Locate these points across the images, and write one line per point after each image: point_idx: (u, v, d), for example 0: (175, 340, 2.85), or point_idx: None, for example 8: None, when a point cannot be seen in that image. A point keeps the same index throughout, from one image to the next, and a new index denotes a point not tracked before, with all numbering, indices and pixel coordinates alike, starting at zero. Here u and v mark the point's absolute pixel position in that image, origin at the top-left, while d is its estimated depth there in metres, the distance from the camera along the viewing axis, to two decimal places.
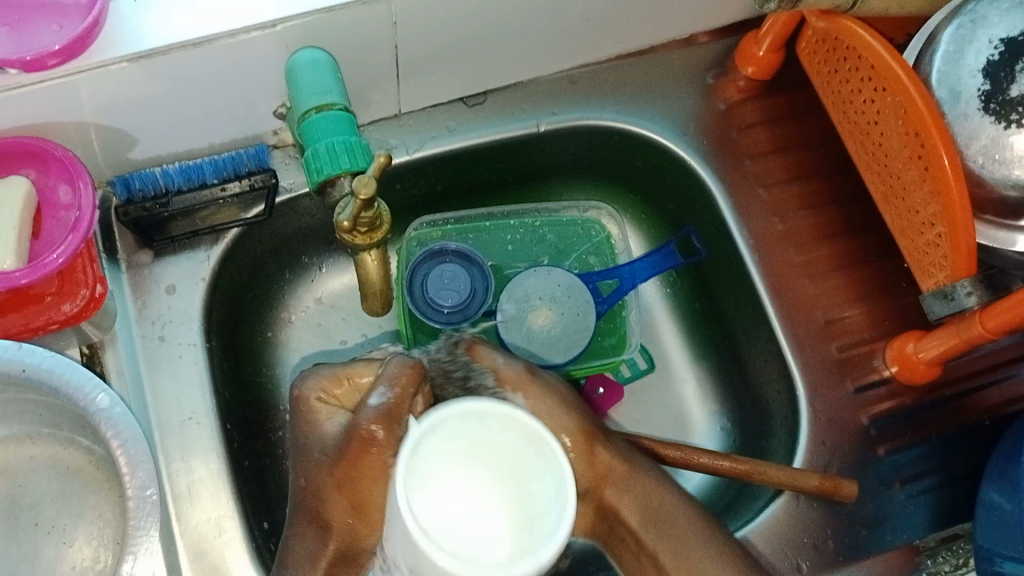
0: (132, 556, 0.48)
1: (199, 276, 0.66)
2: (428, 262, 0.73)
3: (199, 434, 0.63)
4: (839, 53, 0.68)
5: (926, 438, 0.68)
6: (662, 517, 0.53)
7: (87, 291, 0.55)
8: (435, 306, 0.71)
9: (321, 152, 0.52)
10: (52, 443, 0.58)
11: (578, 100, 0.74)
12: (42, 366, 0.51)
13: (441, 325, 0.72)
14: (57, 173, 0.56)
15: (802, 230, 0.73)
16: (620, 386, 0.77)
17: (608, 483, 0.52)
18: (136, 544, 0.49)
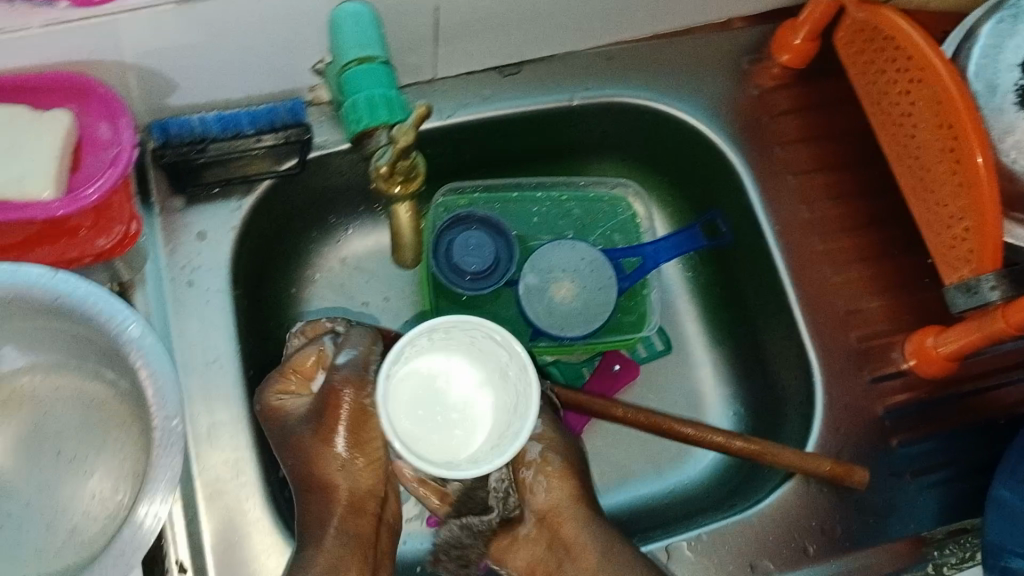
0: (154, 485, 0.49)
1: (230, 225, 0.67)
2: (456, 229, 0.73)
3: (221, 378, 0.64)
4: (876, 44, 0.68)
5: (939, 432, 0.68)
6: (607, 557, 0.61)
7: (123, 228, 0.57)
8: (459, 271, 0.72)
9: (360, 102, 0.54)
10: (77, 376, 0.58)
11: (612, 77, 0.74)
12: (75, 295, 0.51)
13: (463, 290, 0.73)
14: (96, 110, 0.57)
15: (828, 219, 0.73)
16: (636, 364, 0.78)
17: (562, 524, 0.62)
18: (158, 474, 0.50)
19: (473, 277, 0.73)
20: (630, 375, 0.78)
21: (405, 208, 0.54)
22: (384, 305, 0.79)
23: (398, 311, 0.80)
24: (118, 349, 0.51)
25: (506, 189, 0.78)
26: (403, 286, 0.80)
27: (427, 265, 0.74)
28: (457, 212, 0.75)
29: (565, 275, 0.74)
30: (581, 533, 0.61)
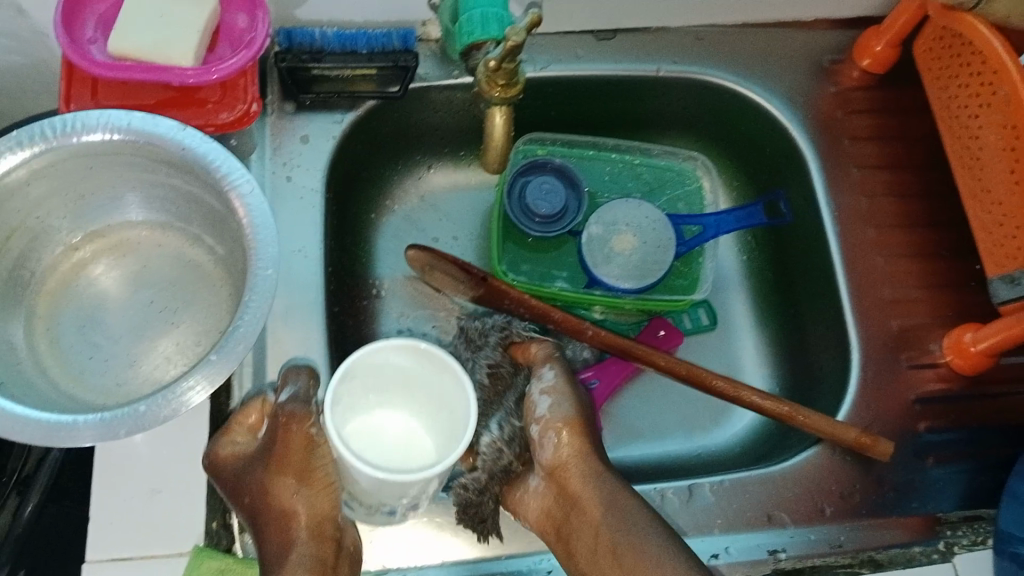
0: None
1: (332, 135, 0.74)
2: (532, 174, 0.79)
3: (303, 266, 0.69)
4: (954, 51, 0.72)
5: (967, 424, 0.71)
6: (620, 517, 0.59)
7: (244, 107, 0.62)
8: (529, 212, 0.77)
9: (474, 17, 0.59)
10: (180, 237, 0.65)
11: (700, 55, 0.79)
12: (198, 150, 0.57)
13: (530, 231, 0.78)
14: (238, 4, 0.64)
15: (885, 213, 0.77)
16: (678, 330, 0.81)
17: (569, 473, 0.62)
18: None
19: (542, 220, 0.78)
20: (673, 341, 0.80)
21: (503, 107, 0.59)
22: (453, 244, 0.85)
23: (465, 250, 0.85)
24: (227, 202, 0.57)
25: (583, 148, 0.83)
26: (473, 229, 0.86)
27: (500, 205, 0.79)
28: (535, 159, 0.80)
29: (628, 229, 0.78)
30: (585, 492, 0.61)
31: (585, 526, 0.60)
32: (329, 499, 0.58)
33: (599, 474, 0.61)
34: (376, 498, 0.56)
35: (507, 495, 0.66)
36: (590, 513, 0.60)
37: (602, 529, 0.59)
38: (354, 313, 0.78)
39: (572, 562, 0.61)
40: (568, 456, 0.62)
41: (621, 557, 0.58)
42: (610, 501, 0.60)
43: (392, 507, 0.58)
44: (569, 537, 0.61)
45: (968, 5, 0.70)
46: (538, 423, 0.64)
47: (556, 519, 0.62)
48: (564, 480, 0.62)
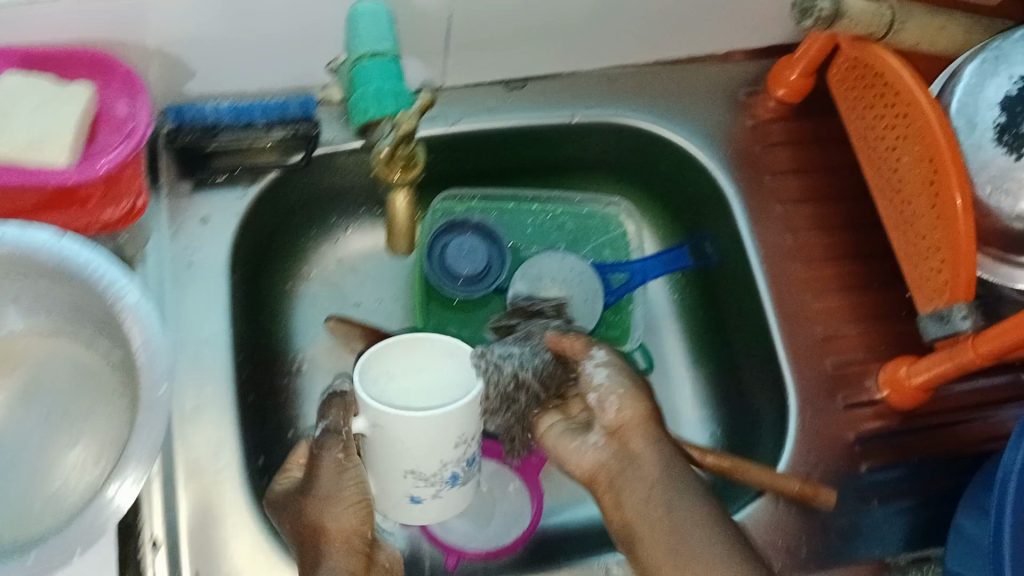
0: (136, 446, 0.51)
1: (234, 213, 0.69)
2: (452, 233, 0.75)
3: (210, 358, 0.66)
4: (867, 82, 0.71)
5: (906, 459, 0.70)
6: (668, 492, 0.56)
7: (131, 202, 0.59)
8: (451, 273, 0.74)
9: (368, 93, 0.55)
10: (72, 343, 0.61)
11: (612, 98, 0.78)
12: (77, 260, 0.53)
13: (455, 292, 0.74)
14: (117, 88, 0.59)
15: (810, 247, 0.76)
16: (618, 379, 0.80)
17: (631, 436, 0.58)
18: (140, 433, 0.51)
19: (466, 280, 0.74)
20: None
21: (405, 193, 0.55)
22: (377, 307, 0.81)
23: (389, 313, 0.81)
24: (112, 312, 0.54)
25: (503, 200, 0.80)
26: (397, 289, 0.82)
27: (423, 267, 0.76)
28: (453, 218, 0.77)
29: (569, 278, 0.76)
30: (641, 450, 0.58)
31: (625, 488, 0.57)
32: (362, 512, 0.56)
33: (649, 432, 0.58)
34: (435, 461, 0.54)
35: (563, 451, 0.61)
36: (647, 476, 0.57)
37: (643, 519, 0.56)
38: (273, 394, 0.74)
39: (621, 529, 0.57)
40: (616, 417, 0.59)
41: (671, 535, 0.54)
42: (666, 465, 0.57)
43: (455, 470, 0.56)
44: (617, 499, 0.57)
45: (876, 35, 0.68)
46: (594, 392, 0.60)
47: (602, 475, 0.59)
48: (619, 444, 0.59)
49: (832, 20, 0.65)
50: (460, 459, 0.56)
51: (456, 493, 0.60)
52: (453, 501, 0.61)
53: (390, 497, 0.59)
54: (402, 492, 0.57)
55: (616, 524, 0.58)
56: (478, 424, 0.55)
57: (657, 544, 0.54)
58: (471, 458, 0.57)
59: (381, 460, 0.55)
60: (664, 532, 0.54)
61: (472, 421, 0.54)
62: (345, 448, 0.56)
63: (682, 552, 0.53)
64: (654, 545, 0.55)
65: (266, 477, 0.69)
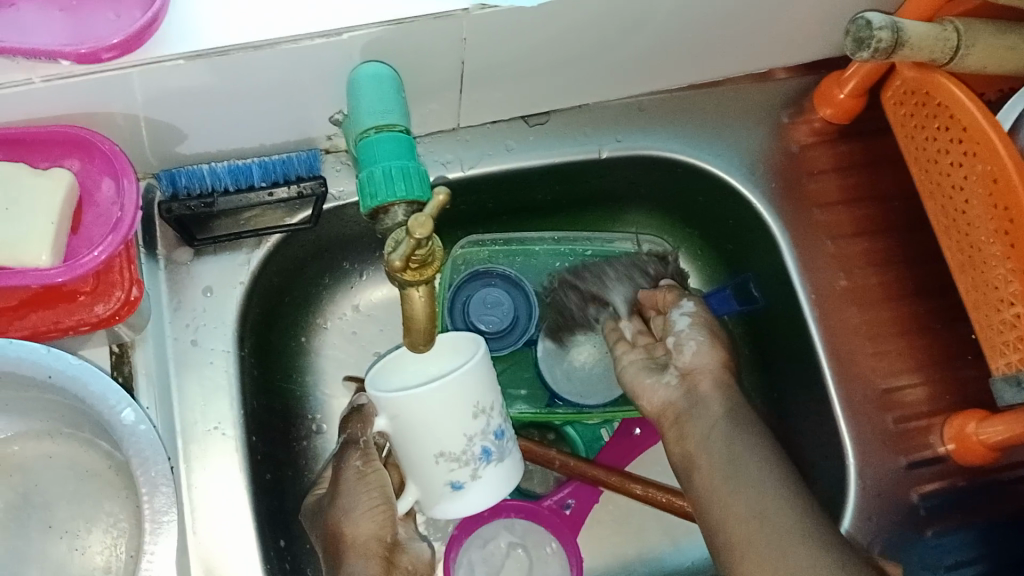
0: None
1: (238, 279, 0.65)
2: (475, 284, 0.72)
3: (223, 444, 0.62)
4: (928, 110, 0.64)
5: (977, 523, 0.65)
6: (733, 465, 0.57)
7: (123, 294, 0.54)
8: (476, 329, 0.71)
9: (377, 175, 0.50)
10: (72, 443, 0.56)
11: (644, 129, 0.71)
12: (66, 373, 0.49)
13: None
14: (100, 166, 0.55)
15: (866, 289, 0.70)
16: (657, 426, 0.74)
17: (704, 381, 0.62)
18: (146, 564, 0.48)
19: (489, 336, 0.72)
20: (651, 440, 0.74)
21: (417, 291, 0.48)
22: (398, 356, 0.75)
23: None
24: (112, 433, 0.49)
25: (526, 241, 0.75)
26: None
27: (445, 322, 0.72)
28: (478, 267, 0.73)
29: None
30: (705, 382, 0.61)
31: (695, 435, 0.60)
32: (379, 514, 0.58)
33: (727, 366, 0.62)
34: (457, 433, 0.54)
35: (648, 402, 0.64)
36: (714, 418, 0.60)
37: (715, 461, 0.58)
38: (292, 462, 0.69)
39: (709, 497, 0.57)
40: (703, 354, 0.62)
41: (742, 470, 0.56)
42: (737, 398, 0.61)
43: (485, 443, 0.56)
44: (685, 432, 0.61)
45: (941, 61, 0.61)
46: (676, 336, 0.64)
47: (679, 419, 0.62)
48: (695, 379, 0.62)
49: (892, 52, 0.58)
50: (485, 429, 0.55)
51: (496, 476, 0.58)
52: (493, 490, 0.58)
53: (430, 491, 0.56)
54: (440, 479, 0.55)
55: (696, 491, 0.59)
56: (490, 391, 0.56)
57: (742, 492, 0.55)
58: (498, 428, 0.57)
59: (409, 451, 0.55)
60: (720, 467, 0.57)
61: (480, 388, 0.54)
62: (363, 456, 0.59)
63: (741, 486, 0.56)
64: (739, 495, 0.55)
65: (289, 562, 0.64)
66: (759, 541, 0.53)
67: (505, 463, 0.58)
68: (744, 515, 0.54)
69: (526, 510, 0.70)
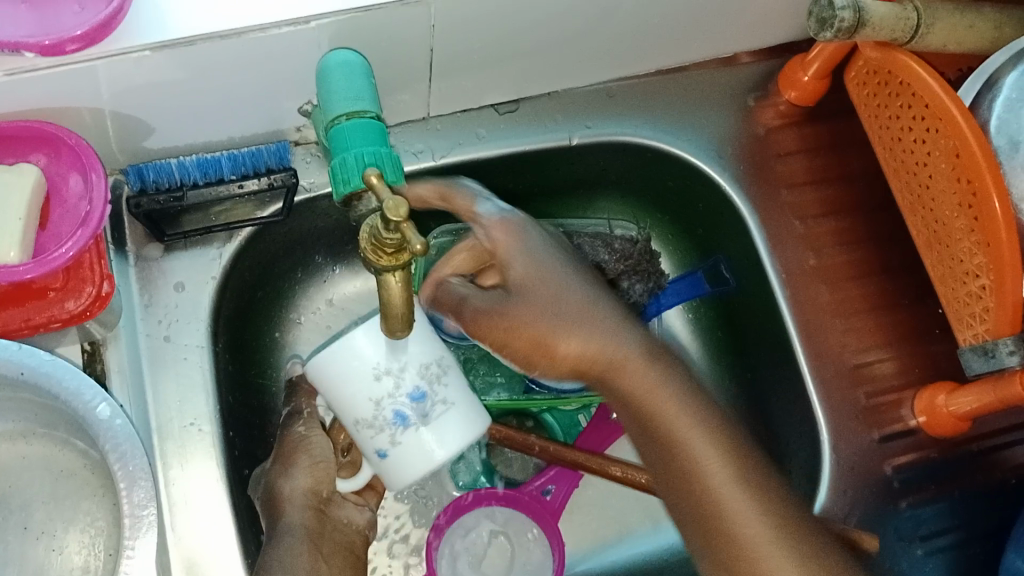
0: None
1: (210, 274, 0.64)
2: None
3: (200, 441, 0.61)
4: (890, 88, 0.65)
5: (949, 493, 0.67)
6: (651, 427, 0.56)
7: (93, 290, 0.53)
8: None
9: (348, 161, 0.49)
10: (46, 443, 0.55)
11: (613, 113, 0.71)
12: (41, 370, 0.49)
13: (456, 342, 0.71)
14: (68, 161, 0.54)
15: (835, 267, 0.71)
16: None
17: (597, 370, 0.57)
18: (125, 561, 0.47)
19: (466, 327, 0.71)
20: None
21: (394, 276, 0.48)
22: None
23: None
24: (88, 430, 0.49)
25: None
26: None
27: None
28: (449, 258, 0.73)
29: (611, 290, 0.73)
30: (566, 343, 0.57)
31: (634, 384, 0.57)
32: (318, 476, 0.63)
33: (564, 286, 0.58)
34: (360, 398, 0.54)
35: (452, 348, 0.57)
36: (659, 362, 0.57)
37: (677, 405, 0.56)
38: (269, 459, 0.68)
39: (636, 423, 0.57)
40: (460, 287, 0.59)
41: (549, 343, 0.57)
42: (616, 352, 0.57)
43: (396, 407, 0.54)
44: (616, 371, 0.57)
45: (902, 39, 0.62)
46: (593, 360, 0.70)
47: (591, 372, 0.58)
48: (518, 299, 0.57)
49: (855, 31, 0.59)
50: (396, 389, 0.54)
51: (423, 442, 0.55)
52: (426, 458, 0.55)
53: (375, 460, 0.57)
54: (369, 447, 0.56)
55: (630, 425, 0.58)
56: (400, 350, 0.54)
57: (700, 438, 0.55)
58: (415, 391, 0.54)
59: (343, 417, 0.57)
60: (667, 488, 0.56)
61: (379, 345, 0.53)
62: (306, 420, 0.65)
63: (656, 453, 0.56)
64: (672, 420, 0.56)
65: None
66: (715, 465, 0.55)
67: (435, 430, 0.55)
68: (704, 449, 0.55)
69: (507, 498, 0.70)
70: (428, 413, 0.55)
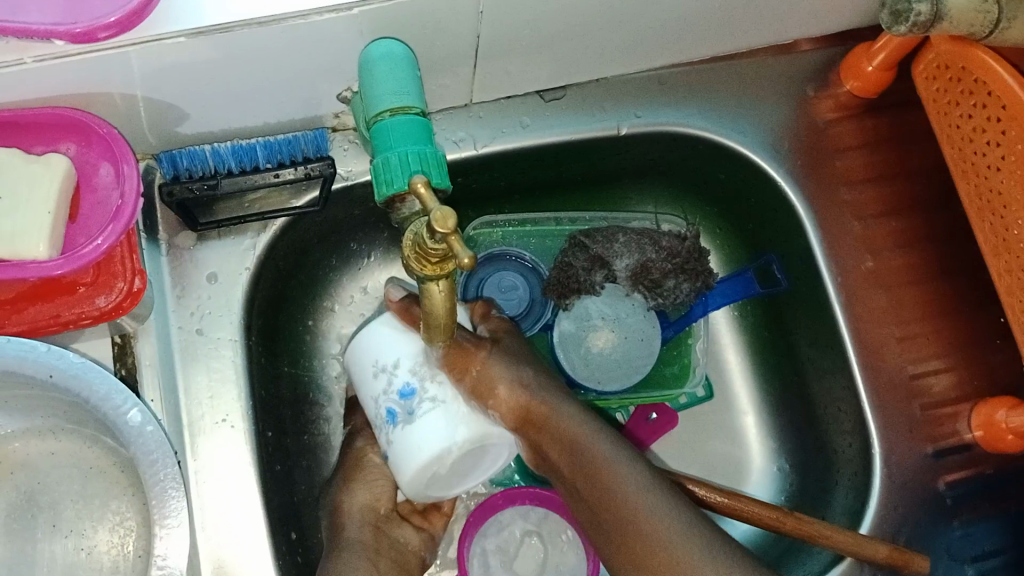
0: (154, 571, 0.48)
1: (244, 265, 0.62)
2: (489, 267, 0.71)
3: (233, 437, 0.60)
4: (964, 85, 0.61)
5: (1005, 511, 0.64)
6: (586, 462, 0.55)
7: (125, 285, 0.51)
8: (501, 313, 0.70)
9: (392, 161, 0.47)
10: (75, 440, 0.56)
11: (665, 103, 0.67)
12: (69, 371, 0.49)
13: None
14: (99, 150, 0.52)
15: (893, 270, 0.67)
16: (674, 413, 0.72)
17: (531, 424, 0.57)
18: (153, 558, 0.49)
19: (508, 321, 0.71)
20: (669, 424, 0.72)
21: (437, 285, 0.46)
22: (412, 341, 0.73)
23: None
24: (118, 432, 0.49)
25: (546, 223, 0.73)
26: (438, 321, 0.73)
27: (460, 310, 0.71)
28: (493, 250, 0.72)
29: (654, 291, 0.70)
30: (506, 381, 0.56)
31: (574, 433, 0.56)
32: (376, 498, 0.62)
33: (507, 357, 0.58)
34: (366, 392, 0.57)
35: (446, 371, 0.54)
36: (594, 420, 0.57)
37: (625, 473, 0.54)
38: (303, 452, 0.67)
39: (577, 473, 0.56)
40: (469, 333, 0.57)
41: (492, 380, 0.55)
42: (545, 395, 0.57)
43: (388, 404, 0.55)
44: (555, 428, 0.56)
45: (979, 35, 0.57)
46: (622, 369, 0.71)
47: (531, 416, 0.57)
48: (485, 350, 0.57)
49: (932, 26, 0.56)
50: (393, 385, 0.55)
51: (412, 442, 0.53)
52: (416, 458, 0.53)
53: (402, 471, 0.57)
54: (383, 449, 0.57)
55: (578, 479, 0.56)
56: (398, 347, 0.55)
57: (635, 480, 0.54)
58: (404, 389, 0.54)
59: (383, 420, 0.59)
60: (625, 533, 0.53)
61: (383, 340, 0.56)
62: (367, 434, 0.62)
63: (622, 507, 0.53)
64: (611, 474, 0.54)
65: (301, 555, 0.62)
66: (643, 505, 0.53)
67: (419, 427, 0.53)
68: (646, 507, 0.53)
69: (542, 498, 0.68)
70: (414, 411, 0.54)
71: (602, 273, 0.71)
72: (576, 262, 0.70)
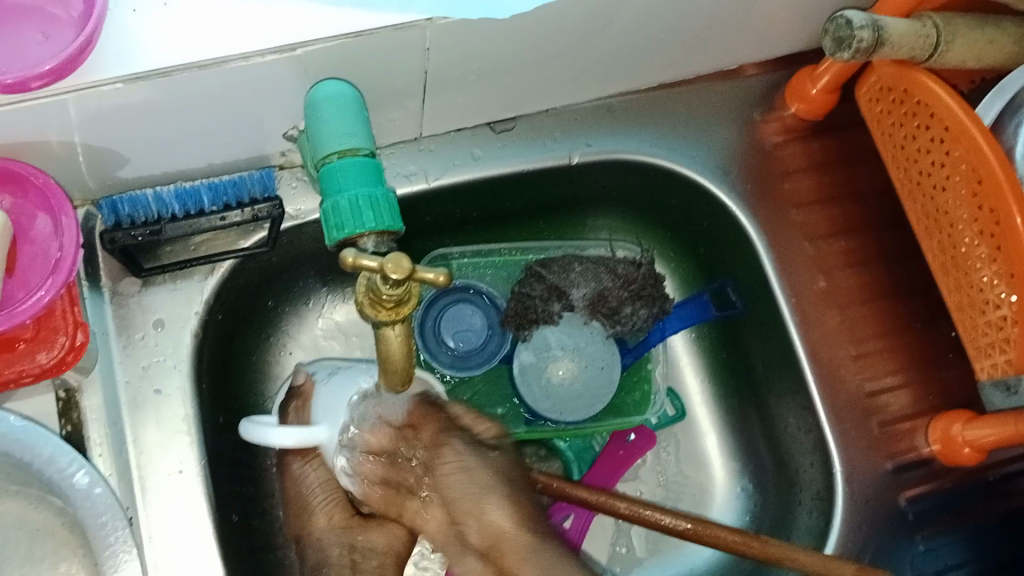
0: None
1: (192, 309, 0.61)
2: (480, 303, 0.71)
3: (187, 488, 0.59)
4: (905, 107, 0.61)
5: (965, 524, 0.65)
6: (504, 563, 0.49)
7: (66, 340, 0.51)
8: (449, 323, 0.70)
9: (343, 206, 0.45)
10: (20, 501, 0.55)
11: (613, 131, 0.67)
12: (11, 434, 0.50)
13: (432, 331, 0.70)
14: (35, 200, 0.50)
15: (845, 290, 0.68)
16: (651, 433, 0.74)
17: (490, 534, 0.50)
18: None
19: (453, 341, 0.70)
20: (645, 446, 0.74)
21: (393, 330, 0.45)
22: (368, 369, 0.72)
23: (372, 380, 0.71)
24: (66, 495, 0.51)
25: (503, 254, 0.73)
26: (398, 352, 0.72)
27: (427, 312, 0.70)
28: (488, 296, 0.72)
29: (612, 318, 0.70)
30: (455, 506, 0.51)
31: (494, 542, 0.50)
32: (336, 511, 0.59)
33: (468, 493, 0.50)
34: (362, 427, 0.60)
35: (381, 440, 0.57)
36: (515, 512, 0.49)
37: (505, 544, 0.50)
38: (262, 501, 0.65)
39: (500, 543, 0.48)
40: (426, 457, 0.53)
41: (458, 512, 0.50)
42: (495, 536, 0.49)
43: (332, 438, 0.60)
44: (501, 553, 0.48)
45: (920, 57, 0.58)
46: (551, 363, 0.70)
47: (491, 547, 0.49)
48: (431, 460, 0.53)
49: (873, 51, 0.56)
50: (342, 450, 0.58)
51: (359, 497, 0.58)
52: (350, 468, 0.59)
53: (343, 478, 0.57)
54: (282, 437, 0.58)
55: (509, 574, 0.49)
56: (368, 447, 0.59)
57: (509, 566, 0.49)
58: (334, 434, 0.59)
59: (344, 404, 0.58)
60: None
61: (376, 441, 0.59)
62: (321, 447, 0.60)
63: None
64: None
65: None
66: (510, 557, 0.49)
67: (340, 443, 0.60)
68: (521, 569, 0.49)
69: None
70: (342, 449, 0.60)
71: (551, 313, 0.70)
72: (529, 296, 0.70)
